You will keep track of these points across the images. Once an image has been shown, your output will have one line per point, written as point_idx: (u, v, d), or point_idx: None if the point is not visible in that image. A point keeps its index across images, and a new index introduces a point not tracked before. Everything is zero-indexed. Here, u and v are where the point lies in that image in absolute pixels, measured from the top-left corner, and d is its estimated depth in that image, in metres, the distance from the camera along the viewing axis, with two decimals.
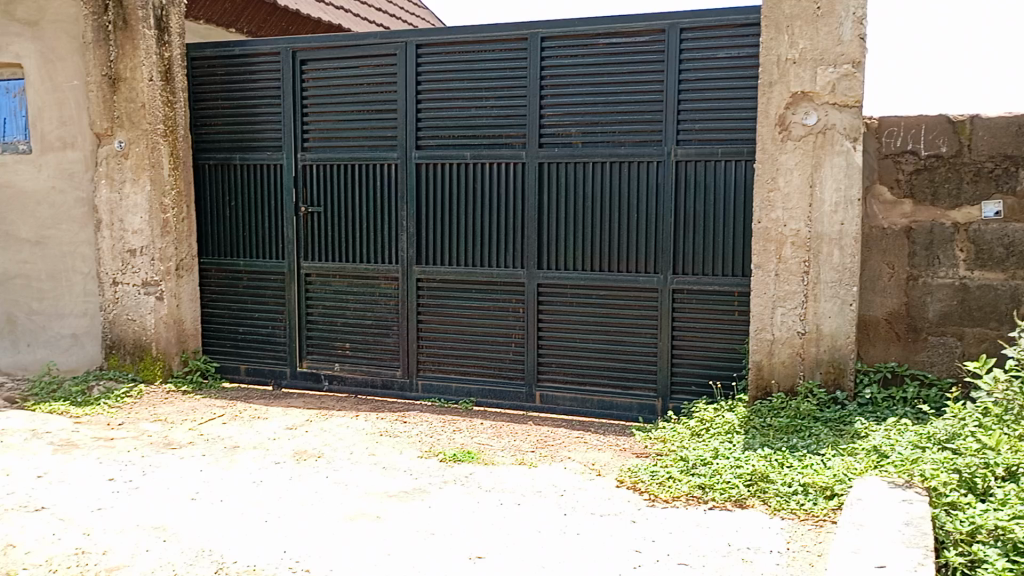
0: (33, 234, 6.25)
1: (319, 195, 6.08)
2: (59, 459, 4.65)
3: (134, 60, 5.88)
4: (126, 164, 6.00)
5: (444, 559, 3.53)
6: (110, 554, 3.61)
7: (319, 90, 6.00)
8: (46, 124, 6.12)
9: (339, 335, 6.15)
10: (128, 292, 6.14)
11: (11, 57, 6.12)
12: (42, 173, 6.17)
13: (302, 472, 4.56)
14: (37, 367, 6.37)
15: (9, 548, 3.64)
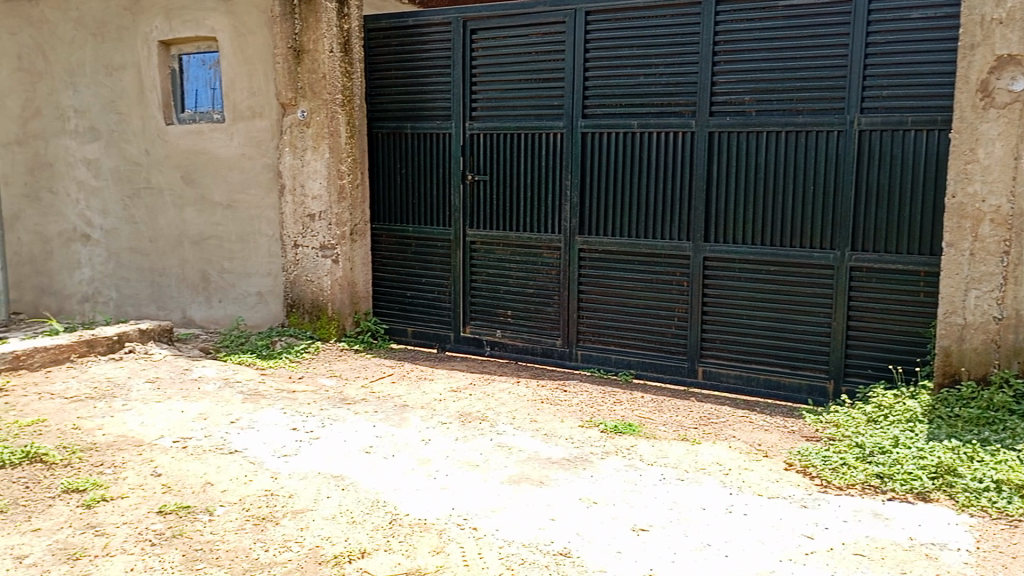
0: (225, 198, 6.73)
1: (487, 164, 6.18)
2: (247, 407, 5.02)
3: (317, 32, 6.15)
4: (308, 133, 6.32)
5: (608, 529, 3.54)
6: (295, 498, 3.87)
7: (488, 59, 6.07)
8: (238, 94, 6.54)
9: (501, 302, 6.26)
10: (307, 254, 6.48)
11: (208, 31, 6.56)
12: (233, 141, 6.62)
13: (467, 434, 4.69)
14: (227, 321, 6.90)
15: (208, 485, 3.98)
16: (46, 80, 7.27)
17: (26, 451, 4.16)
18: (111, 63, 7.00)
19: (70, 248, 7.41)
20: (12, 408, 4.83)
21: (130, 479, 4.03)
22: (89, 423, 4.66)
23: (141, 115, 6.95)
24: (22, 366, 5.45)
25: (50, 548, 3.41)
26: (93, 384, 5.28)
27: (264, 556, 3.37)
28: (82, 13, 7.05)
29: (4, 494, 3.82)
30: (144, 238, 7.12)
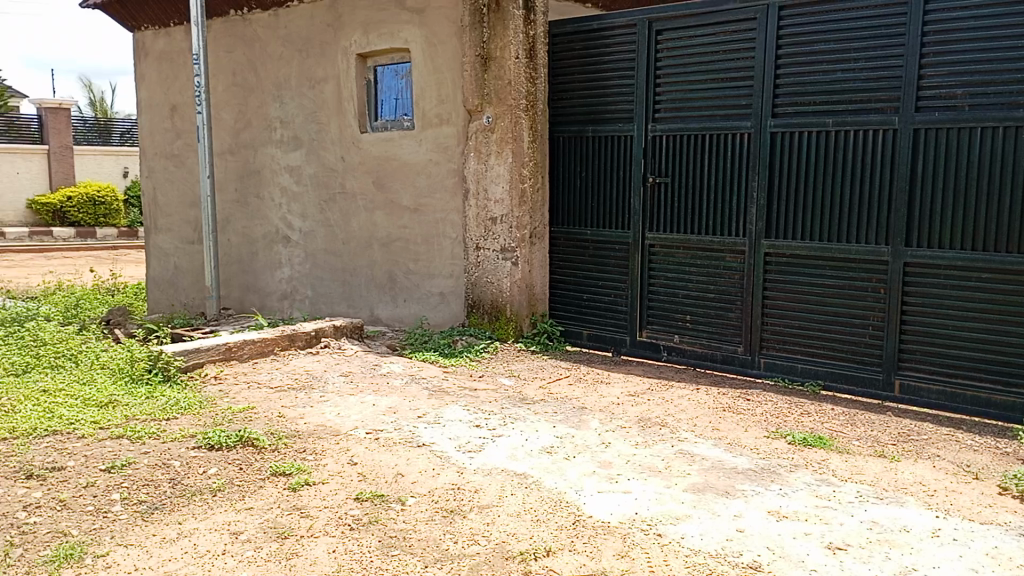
0: (412, 202, 7.03)
1: (669, 166, 6.10)
2: (433, 403, 5.22)
3: (505, 39, 6.30)
4: (492, 138, 6.45)
5: (800, 545, 3.39)
6: (481, 493, 3.97)
7: (673, 60, 5.98)
8: (427, 102, 6.82)
9: (680, 307, 6.14)
10: (488, 257, 6.61)
11: (402, 43, 6.89)
12: (422, 147, 6.90)
13: (647, 439, 4.63)
14: (411, 320, 7.20)
15: (400, 476, 4.17)
16: (257, 93, 7.98)
17: (240, 434, 4.53)
18: (314, 77, 7.51)
19: (273, 249, 8.05)
20: (226, 395, 5.27)
21: (330, 466, 4.29)
22: (292, 412, 5.01)
23: (339, 124, 7.40)
24: (234, 357, 5.96)
25: (262, 526, 3.69)
26: (294, 376, 5.67)
27: (454, 548, 3.49)
28: (290, 31, 7.62)
29: (222, 473, 4.17)
30: (338, 240, 7.57)
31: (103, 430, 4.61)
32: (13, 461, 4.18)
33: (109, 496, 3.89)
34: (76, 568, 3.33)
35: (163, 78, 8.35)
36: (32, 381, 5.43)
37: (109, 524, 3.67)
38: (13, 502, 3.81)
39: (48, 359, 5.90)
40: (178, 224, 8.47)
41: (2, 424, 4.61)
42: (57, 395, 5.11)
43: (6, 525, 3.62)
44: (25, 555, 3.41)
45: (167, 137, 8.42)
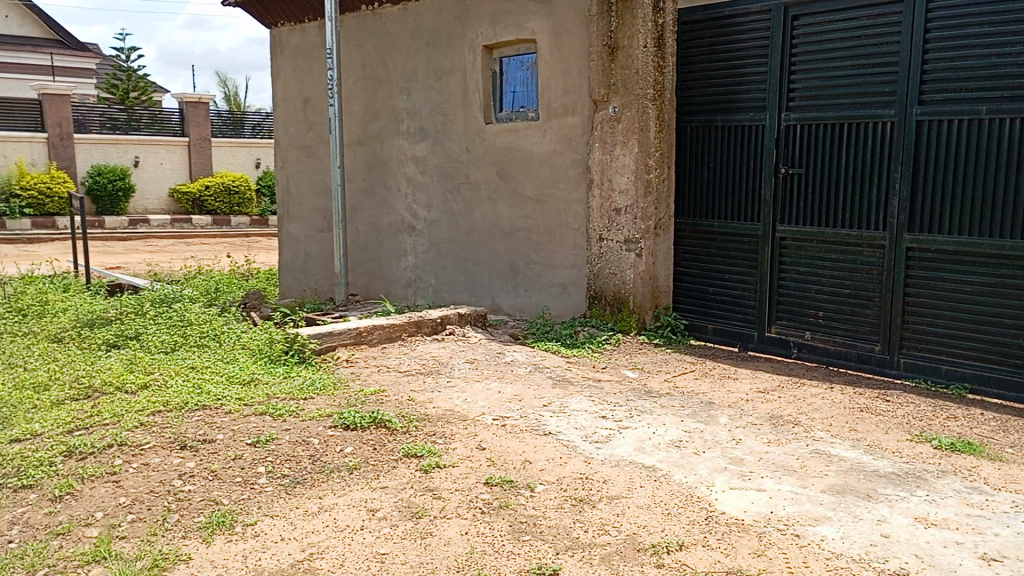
0: (536, 192, 7.04)
1: (803, 156, 5.89)
2: (558, 393, 5.23)
3: (633, 28, 6.22)
4: (618, 128, 6.38)
5: (951, 554, 3.22)
6: (610, 484, 3.96)
7: (810, 46, 5.77)
8: (553, 93, 6.82)
9: (812, 303, 5.95)
10: (612, 248, 6.54)
11: (528, 33, 6.92)
12: (546, 138, 6.91)
13: (780, 438, 4.50)
14: (532, 310, 7.24)
15: (528, 463, 4.21)
16: (386, 86, 8.19)
17: (373, 416, 4.68)
18: (441, 69, 7.64)
19: (398, 238, 8.26)
20: (357, 377, 5.46)
21: (459, 450, 4.37)
22: (421, 396, 5.13)
23: (464, 115, 7.50)
24: (364, 341, 6.16)
25: (397, 505, 3.80)
26: (421, 361, 5.81)
27: (584, 536, 3.49)
28: (419, 24, 7.78)
29: (357, 452, 4.32)
30: (462, 230, 7.69)
31: (247, 406, 4.85)
32: (169, 432, 4.46)
33: (255, 469, 4.10)
34: (228, 535, 3.53)
35: (297, 72, 8.69)
36: (181, 359, 5.78)
37: (256, 495, 3.87)
38: (169, 470, 4.07)
39: (194, 338, 6.28)
40: (309, 213, 8.81)
41: (157, 398, 4.93)
42: (204, 372, 5.42)
43: (164, 491, 3.87)
44: (182, 520, 3.64)
45: (300, 129, 8.77)
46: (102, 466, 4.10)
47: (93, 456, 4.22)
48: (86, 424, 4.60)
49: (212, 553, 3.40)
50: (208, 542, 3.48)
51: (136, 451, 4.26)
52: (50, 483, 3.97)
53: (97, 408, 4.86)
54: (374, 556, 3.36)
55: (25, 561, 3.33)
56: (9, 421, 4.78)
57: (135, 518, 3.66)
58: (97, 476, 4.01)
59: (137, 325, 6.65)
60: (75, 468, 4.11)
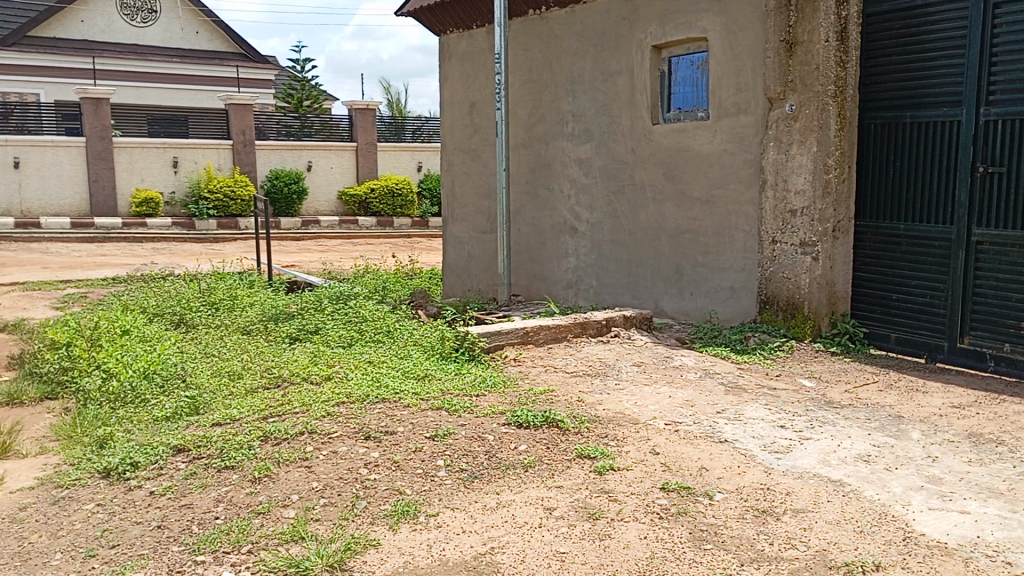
0: (704, 193, 6.89)
1: (1004, 154, 5.44)
2: (731, 400, 5.08)
3: (813, 22, 5.98)
4: (795, 127, 6.14)
5: None
6: (793, 496, 3.80)
7: (1014, 35, 5.33)
8: (724, 91, 6.65)
9: (1013, 313, 5.48)
10: (786, 251, 6.30)
11: (699, 32, 6.78)
12: (716, 137, 6.74)
13: (982, 458, 4.17)
14: (699, 314, 7.09)
15: (704, 470, 4.11)
16: (551, 88, 8.26)
17: (546, 415, 4.71)
18: (608, 70, 7.62)
19: (561, 239, 8.31)
20: (526, 376, 5.54)
21: (632, 453, 4.33)
22: (591, 397, 5.13)
23: (631, 116, 7.46)
24: (530, 341, 6.23)
25: (574, 505, 3.80)
26: (588, 363, 5.80)
27: (770, 549, 3.36)
28: (586, 26, 7.79)
29: (532, 451, 4.37)
30: (625, 231, 7.64)
31: (423, 400, 5.02)
32: (354, 423, 4.68)
33: (435, 462, 4.23)
34: (413, 524, 3.65)
35: (464, 77, 8.92)
36: (359, 353, 6.06)
37: (437, 487, 3.98)
38: (356, 459, 4.26)
39: (369, 334, 6.57)
40: (473, 214, 9.03)
41: (340, 390, 5.20)
42: (382, 366, 5.67)
43: (352, 478, 4.06)
44: (369, 507, 3.80)
45: (466, 132, 8.99)
46: (295, 452, 4.36)
47: (287, 442, 4.49)
48: (278, 412, 4.92)
49: (399, 541, 3.52)
50: (394, 530, 3.61)
51: (325, 439, 4.50)
52: (250, 465, 4.26)
53: (287, 397, 5.18)
54: (554, 555, 3.38)
55: (232, 537, 3.58)
56: (210, 406, 5.19)
57: (327, 503, 3.85)
58: (291, 461, 4.26)
59: (317, 320, 7.04)
60: (271, 452, 4.39)
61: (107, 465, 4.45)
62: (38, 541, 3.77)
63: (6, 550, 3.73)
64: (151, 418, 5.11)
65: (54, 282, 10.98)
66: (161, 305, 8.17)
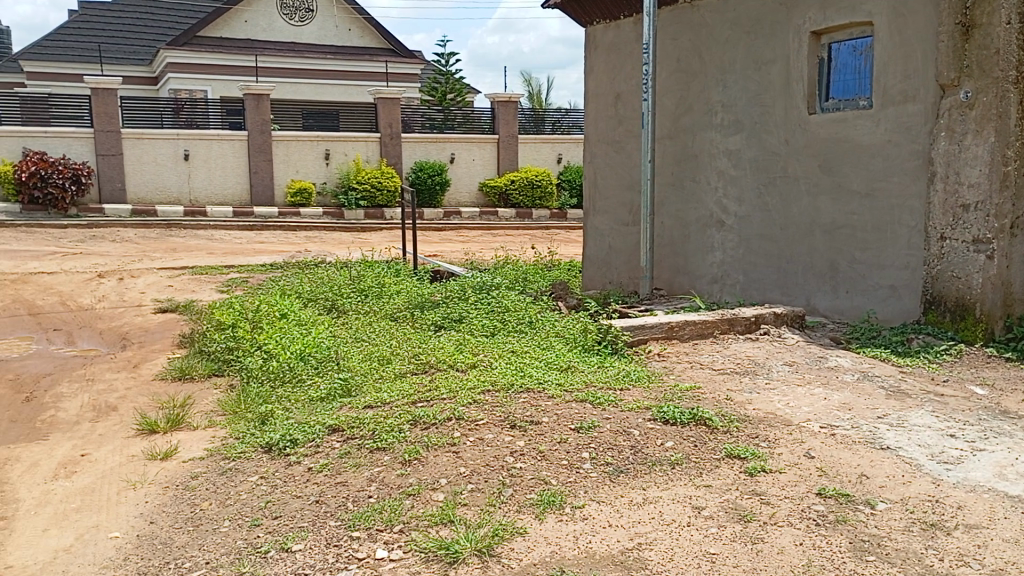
0: (864, 186, 6.53)
1: None
2: (893, 405, 4.79)
3: (993, 4, 5.60)
4: (970, 116, 5.74)
5: None
6: (965, 511, 3.54)
7: None
8: (890, 78, 6.26)
9: None
10: (956, 248, 5.91)
11: (864, 16, 6.42)
12: (880, 127, 6.37)
13: None
14: (855, 313, 6.74)
15: (864, 478, 3.89)
16: (700, 78, 7.99)
17: (694, 412, 4.60)
18: (761, 58, 7.34)
19: (706, 233, 8.07)
20: (671, 372, 5.44)
21: (785, 456, 4.16)
22: (740, 396, 4.97)
23: (786, 106, 7.16)
24: (675, 336, 6.13)
25: (724, 505, 3.69)
26: (736, 361, 5.63)
27: (940, 565, 3.15)
28: (739, 13, 7.51)
29: (679, 448, 4.28)
30: (776, 226, 7.35)
31: (567, 392, 5.01)
32: (499, 411, 4.74)
33: (580, 454, 4.21)
34: (558, 515, 3.65)
35: (611, 68, 8.83)
36: (503, 343, 6.14)
37: (582, 479, 3.97)
38: (502, 447, 4.31)
39: (512, 324, 6.64)
40: (615, 206, 8.94)
41: (485, 378, 5.28)
42: (525, 356, 5.71)
43: (499, 466, 4.11)
44: (515, 495, 3.83)
45: (611, 124, 8.91)
46: (443, 437, 4.45)
47: (435, 427, 4.60)
48: (426, 397, 5.05)
49: (546, 530, 3.53)
50: (541, 519, 3.62)
51: (472, 426, 4.58)
52: (400, 448, 4.39)
53: (434, 383, 5.31)
54: (704, 555, 3.29)
55: (385, 515, 3.70)
56: (361, 388, 5.39)
57: (474, 488, 3.92)
58: (440, 445, 4.36)
59: (461, 309, 7.18)
60: (420, 436, 4.51)
61: (269, 441, 4.71)
62: (209, 509, 4.03)
63: (181, 515, 4.01)
64: (307, 398, 5.37)
65: (218, 267, 11.73)
66: (315, 291, 8.57)
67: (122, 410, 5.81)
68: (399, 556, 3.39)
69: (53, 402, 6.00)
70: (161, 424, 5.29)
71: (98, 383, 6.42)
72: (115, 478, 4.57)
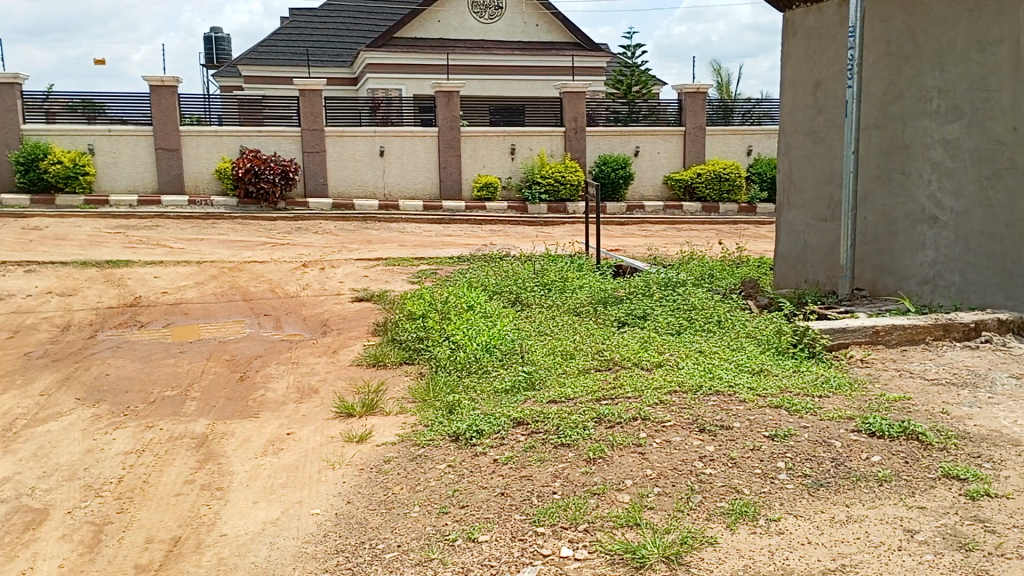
0: None
1: None
2: None
3: None
4: None
5: None
6: None
7: None
8: None
9: None
10: None
11: None
12: None
13: None
14: None
15: None
16: (913, 61, 7.29)
17: (904, 426, 4.23)
18: (985, 38, 6.71)
19: (916, 230, 7.42)
20: (876, 380, 5.04)
21: (1014, 480, 3.72)
22: (958, 410, 4.51)
23: (1015, 91, 6.58)
24: (880, 341, 5.70)
25: (941, 530, 3.35)
26: (952, 371, 5.12)
27: None
28: None
29: (887, 463, 3.94)
30: (1000, 222, 6.78)
31: (761, 397, 4.76)
32: (687, 413, 4.58)
33: (775, 463, 3.98)
34: (752, 527, 3.46)
35: (811, 54, 8.32)
36: (690, 342, 5.94)
37: (777, 491, 3.74)
38: (690, 451, 4.16)
39: (700, 322, 6.43)
40: (812, 201, 8.44)
41: (671, 378, 5.13)
42: (714, 357, 5.49)
43: (687, 470, 3.96)
44: (705, 503, 3.67)
45: (809, 114, 8.40)
46: (629, 437, 4.36)
47: (620, 426, 4.52)
48: (610, 395, 4.98)
49: (738, 542, 3.35)
50: (732, 529, 3.44)
51: (658, 427, 4.46)
52: (585, 445, 4.34)
53: (619, 380, 5.23)
54: None
55: (569, 513, 3.67)
56: (545, 382, 5.41)
57: (662, 492, 3.80)
58: (625, 445, 4.27)
59: (645, 305, 7.04)
60: (605, 434, 4.44)
61: (457, 430, 4.82)
62: (401, 493, 4.17)
63: (375, 497, 4.18)
64: (493, 389, 5.45)
65: (410, 259, 12.23)
66: (502, 284, 8.73)
67: (323, 392, 6.17)
68: (584, 556, 3.34)
69: (263, 382, 6.47)
70: (357, 408, 5.57)
71: (302, 367, 6.86)
72: (316, 458, 4.84)
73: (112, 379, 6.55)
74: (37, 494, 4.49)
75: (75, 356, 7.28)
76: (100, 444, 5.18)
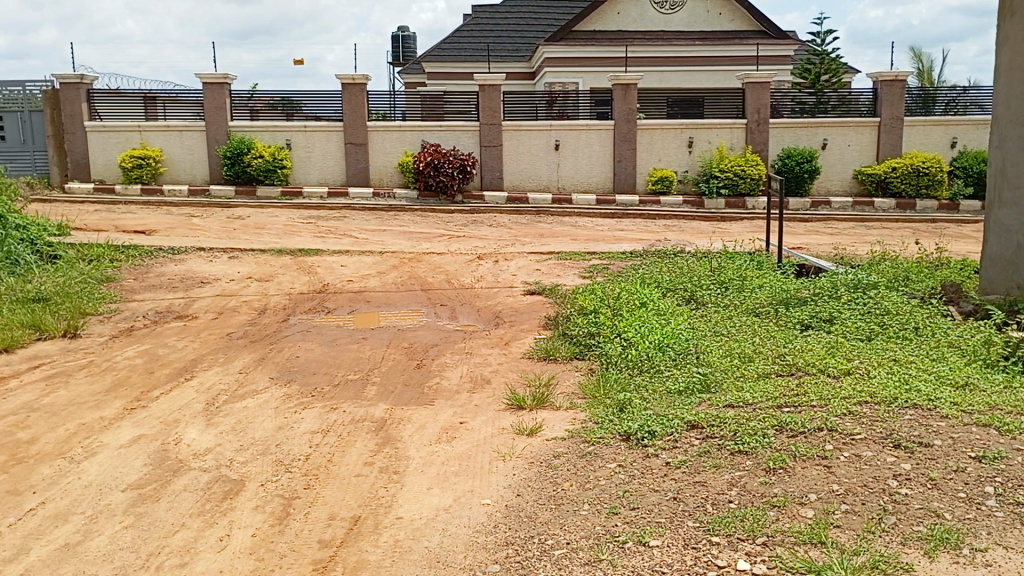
0: None
1: None
2: None
3: None
4: None
5: None
6: None
7: None
8: None
9: None
10: None
11: None
12: None
13: None
14: None
15: None
16: None
17: None
18: None
19: None
20: None
21: None
22: None
23: None
24: None
25: None
26: None
27: None
28: None
29: None
30: None
31: (966, 414, 4.33)
32: (880, 427, 4.24)
33: (981, 488, 3.60)
34: (954, 556, 3.14)
35: None
36: (882, 349, 5.52)
37: (984, 518, 3.38)
38: (884, 468, 3.84)
39: (894, 328, 5.96)
40: None
41: (861, 387, 4.77)
42: (911, 367, 5.06)
43: (879, 489, 3.66)
44: (899, 525, 3.38)
45: None
46: (814, 448, 4.10)
47: (805, 436, 4.26)
48: (793, 402, 4.70)
49: (937, 572, 3.05)
50: (931, 557, 3.14)
51: (847, 440, 4.16)
52: (766, 454, 4.12)
53: (802, 387, 4.93)
54: None
55: (747, 524, 3.49)
56: (722, 385, 5.20)
57: (849, 510, 3.53)
58: (809, 457, 4.02)
59: (832, 308, 6.63)
60: (788, 444, 4.20)
61: (628, 429, 4.72)
62: (570, 490, 4.14)
63: (545, 491, 4.18)
64: (666, 389, 5.31)
65: (583, 253, 12.19)
66: (677, 280, 8.52)
67: (495, 383, 6.27)
68: (762, 571, 3.16)
69: (438, 370, 6.66)
70: (528, 401, 5.59)
71: (475, 357, 7.00)
72: (487, 448, 4.91)
73: (302, 361, 6.98)
74: (234, 465, 4.84)
75: (270, 338, 7.82)
76: (290, 422, 5.52)
